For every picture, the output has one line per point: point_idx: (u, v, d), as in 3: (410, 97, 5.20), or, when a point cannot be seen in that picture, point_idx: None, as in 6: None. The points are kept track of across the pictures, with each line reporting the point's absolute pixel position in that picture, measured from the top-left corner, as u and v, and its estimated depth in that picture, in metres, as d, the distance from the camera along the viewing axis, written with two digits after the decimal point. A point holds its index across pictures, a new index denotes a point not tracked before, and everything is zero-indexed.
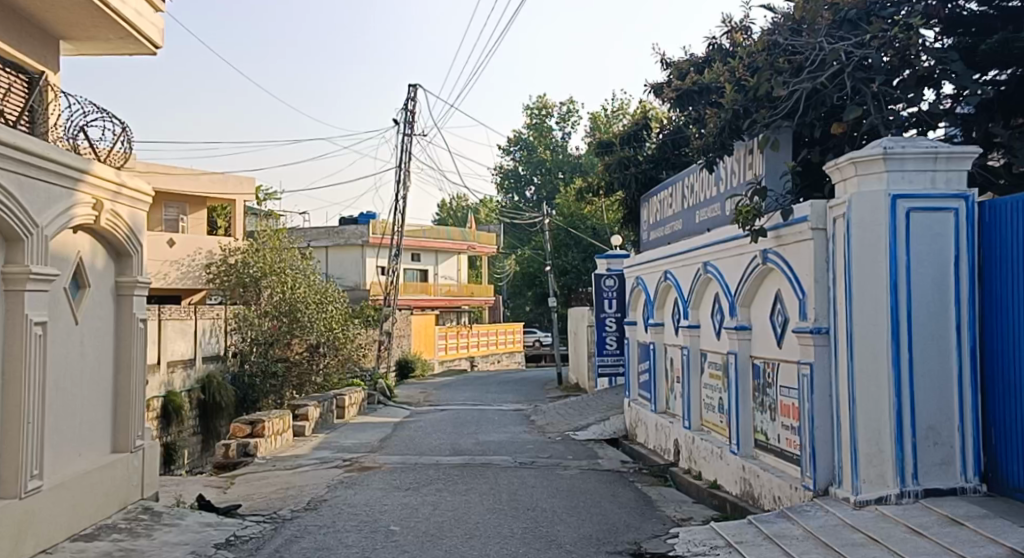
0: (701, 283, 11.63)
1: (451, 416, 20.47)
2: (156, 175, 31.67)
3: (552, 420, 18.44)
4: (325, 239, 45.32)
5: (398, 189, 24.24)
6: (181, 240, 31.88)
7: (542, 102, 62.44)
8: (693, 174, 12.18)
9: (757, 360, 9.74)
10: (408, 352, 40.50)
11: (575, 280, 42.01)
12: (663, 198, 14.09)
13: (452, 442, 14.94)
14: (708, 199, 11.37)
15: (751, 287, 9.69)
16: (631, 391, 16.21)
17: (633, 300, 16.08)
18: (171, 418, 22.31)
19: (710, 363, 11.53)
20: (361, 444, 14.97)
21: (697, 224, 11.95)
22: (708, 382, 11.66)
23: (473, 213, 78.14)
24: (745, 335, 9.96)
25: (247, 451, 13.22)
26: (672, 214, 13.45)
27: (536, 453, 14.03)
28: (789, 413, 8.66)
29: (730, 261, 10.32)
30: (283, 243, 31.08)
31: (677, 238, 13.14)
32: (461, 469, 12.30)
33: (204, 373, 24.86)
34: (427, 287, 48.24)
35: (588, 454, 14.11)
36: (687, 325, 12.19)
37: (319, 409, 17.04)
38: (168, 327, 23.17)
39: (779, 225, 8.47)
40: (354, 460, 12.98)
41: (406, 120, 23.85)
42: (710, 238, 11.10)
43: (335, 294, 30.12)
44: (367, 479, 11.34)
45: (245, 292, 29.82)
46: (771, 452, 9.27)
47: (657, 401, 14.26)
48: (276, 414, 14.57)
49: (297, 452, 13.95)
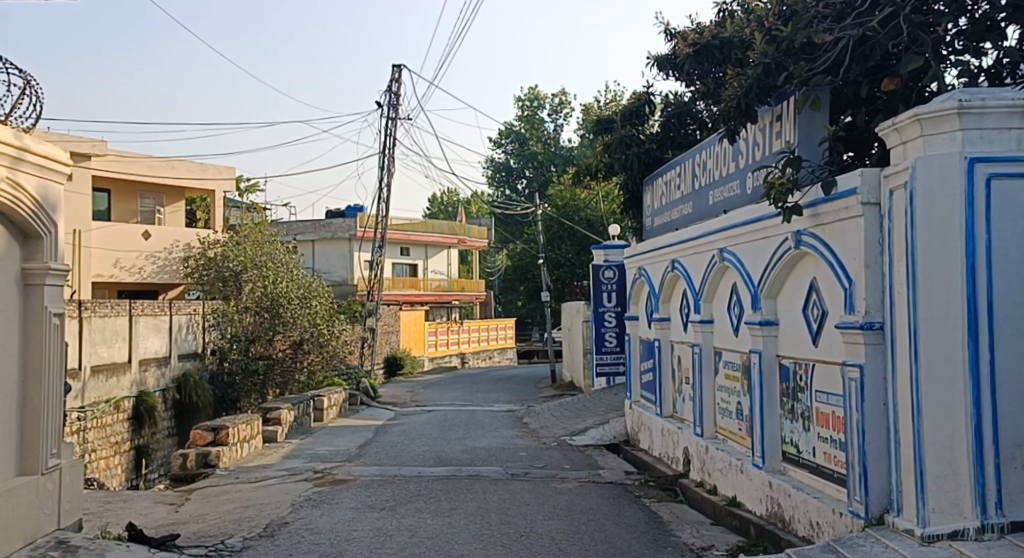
0: (716, 272, 10.33)
1: (437, 418, 19.12)
2: (131, 164, 30.13)
3: (546, 423, 17.10)
4: (311, 232, 43.90)
5: (383, 176, 22.86)
6: (157, 232, 30.37)
7: (533, 93, 61.16)
8: (706, 150, 10.87)
9: (785, 361, 8.45)
10: (397, 348, 39.13)
11: (570, 273, 40.73)
12: (669, 178, 12.78)
13: (437, 450, 13.58)
14: (724, 177, 10.07)
15: (779, 275, 8.39)
16: (633, 392, 14.91)
17: (635, 293, 14.78)
18: (143, 420, 20.92)
19: (728, 363, 10.24)
20: (338, 452, 13.61)
21: (710, 205, 10.65)
22: (724, 384, 10.37)
23: (463, 207, 76.77)
24: (771, 331, 8.65)
25: (209, 461, 11.85)
26: (680, 196, 12.14)
27: (530, 462, 12.69)
28: (829, 423, 7.37)
29: (752, 246, 9.02)
30: (266, 236, 29.64)
31: (686, 223, 11.83)
32: (446, 482, 10.96)
33: (180, 372, 23.48)
34: (417, 282, 46.83)
35: (588, 463, 12.77)
36: (699, 321, 10.89)
37: (293, 412, 15.67)
38: (141, 324, 21.72)
39: (819, 200, 7.17)
40: (327, 472, 11.63)
41: (390, 103, 22.48)
42: (727, 221, 9.80)
43: (320, 289, 28.67)
44: (339, 496, 9.99)
45: (223, 287, 28.35)
46: (804, 469, 7.98)
47: (662, 404, 12.96)
48: (243, 419, 13.19)
49: (266, 462, 12.59)
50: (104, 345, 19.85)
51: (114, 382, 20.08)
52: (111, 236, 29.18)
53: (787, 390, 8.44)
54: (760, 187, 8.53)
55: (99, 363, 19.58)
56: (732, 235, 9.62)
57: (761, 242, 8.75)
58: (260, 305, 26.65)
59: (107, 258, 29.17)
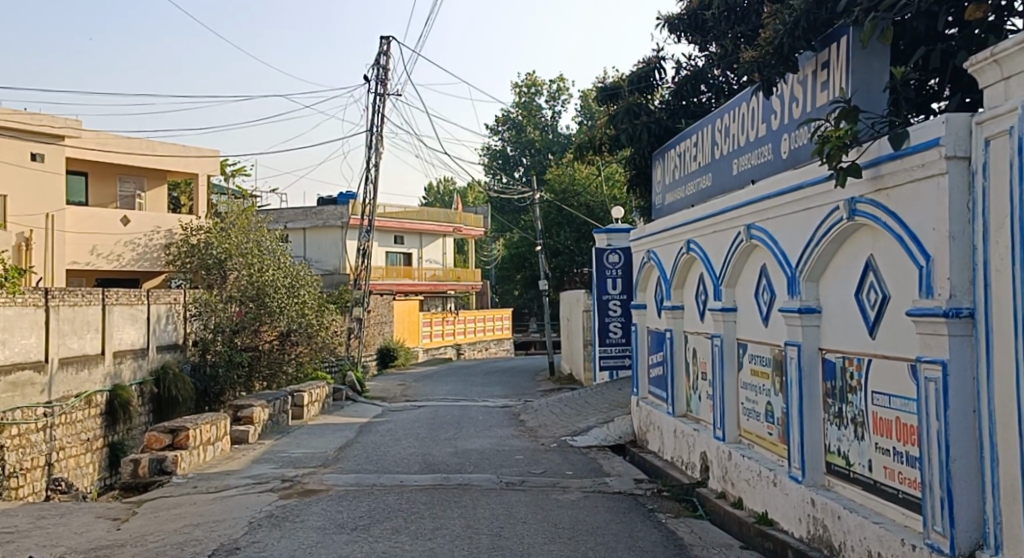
0: (740, 252, 9.00)
1: (428, 414, 17.76)
2: (110, 147, 28.53)
3: (545, 422, 15.71)
4: (302, 220, 42.48)
5: (371, 155, 21.43)
6: (137, 218, 28.93)
7: (530, 78, 59.88)
8: (728, 113, 9.51)
9: (831, 356, 7.12)
10: (390, 339, 37.73)
11: (568, 261, 39.32)
12: (683, 149, 11.41)
13: (423, 453, 12.20)
14: (752, 143, 8.73)
15: (825, 254, 7.03)
16: (641, 387, 13.59)
17: (643, 277, 13.45)
18: (117, 415, 19.54)
19: (755, 357, 8.94)
20: (314, 455, 12.22)
21: (733, 177, 9.32)
22: (750, 381, 9.06)
23: (460, 195, 75.36)
24: (812, 321, 7.31)
25: (165, 468, 10.48)
26: (696, 167, 10.78)
27: (527, 467, 11.32)
28: (894, 432, 6.04)
29: (788, 221, 7.68)
30: (252, 223, 28.21)
31: (703, 198, 10.48)
32: (432, 493, 9.62)
33: (158, 365, 22.03)
34: (411, 271, 45.34)
35: (593, 468, 11.40)
36: (720, 309, 9.57)
37: (268, 410, 14.30)
38: (116, 314, 20.25)
39: (883, 158, 5.82)
40: (298, 479, 10.24)
41: (377, 77, 21.04)
42: (754, 193, 8.47)
43: (309, 277, 27.16)
44: (307, 513, 8.60)
45: (207, 276, 26.84)
46: (857, 485, 6.65)
47: (675, 403, 11.64)
48: (208, 418, 11.83)
49: (231, 467, 11.18)
50: (74, 335, 18.39)
51: (85, 374, 18.66)
52: (88, 222, 27.65)
53: (832, 390, 7.10)
54: (808, 149, 7.14)
55: (69, 355, 18.13)
56: (761, 208, 8.29)
57: (799, 215, 7.41)
58: (245, 293, 25.20)
59: (83, 245, 27.67)
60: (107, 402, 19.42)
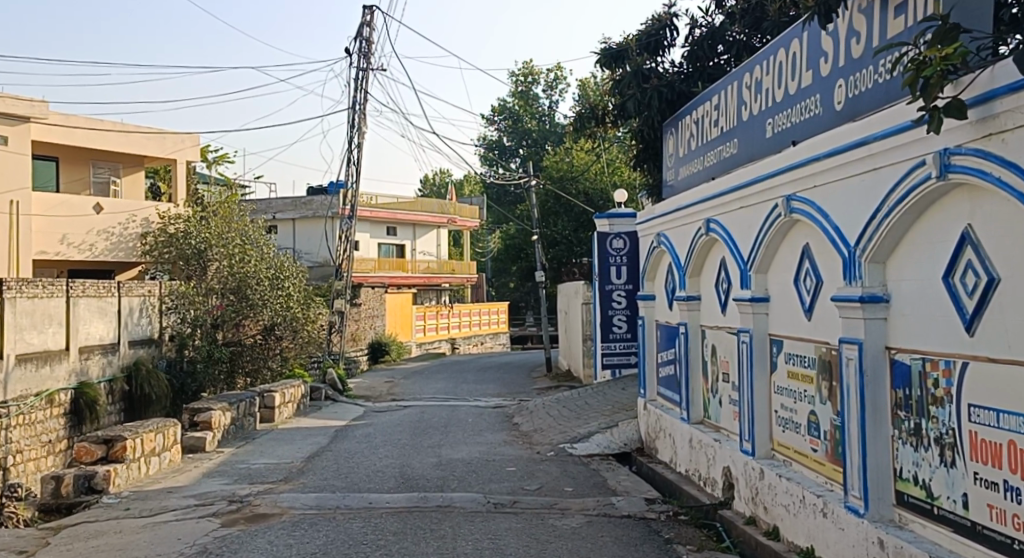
0: (776, 231, 7.45)
1: (413, 417, 16.21)
2: (81, 130, 26.77)
3: (541, 426, 14.12)
4: (290, 210, 40.88)
5: (353, 135, 19.87)
6: (111, 206, 27.19)
7: (528, 66, 58.23)
8: (760, 64, 7.96)
9: (903, 357, 5.57)
10: (382, 333, 36.14)
11: (567, 252, 37.60)
12: (701, 114, 9.85)
13: (401, 466, 10.61)
14: (791, 98, 7.20)
15: (897, 227, 5.49)
16: (649, 389, 12.06)
17: (652, 264, 11.91)
18: (83, 415, 17.58)
19: (794, 357, 7.41)
20: (276, 468, 10.65)
21: (766, 141, 7.79)
22: (788, 385, 7.52)
23: (456, 188, 73.72)
24: (875, 314, 5.77)
25: (94, 486, 8.92)
26: (717, 133, 9.22)
27: (520, 483, 9.75)
28: (1011, 461, 4.51)
29: (845, 188, 6.13)
30: (235, 212, 25.88)
31: (726, 169, 8.95)
32: (404, 518, 8.06)
33: (131, 360, 20.13)
34: (403, 263, 43.66)
35: (596, 483, 9.87)
36: (748, 299, 8.02)
37: (229, 414, 12.75)
38: (82, 306, 18.31)
39: (1000, 90, 4.27)
40: (249, 501, 8.66)
41: (360, 51, 19.42)
42: (794, 157, 6.95)
43: (293, 268, 25.29)
44: (248, 548, 7.03)
45: (186, 267, 24.79)
46: (945, 526, 5.11)
47: (691, 408, 10.13)
48: (153, 425, 10.31)
49: (176, 484, 9.61)
50: (33, 329, 16.44)
51: (46, 371, 16.75)
52: (58, 208, 25.91)
53: (905, 401, 5.55)
54: (886, 91, 5.61)
55: (27, 351, 16.20)
56: (805, 174, 6.75)
57: (862, 178, 5.88)
58: (225, 286, 23.64)
59: (52, 234, 25.87)
60: (73, 401, 17.47)
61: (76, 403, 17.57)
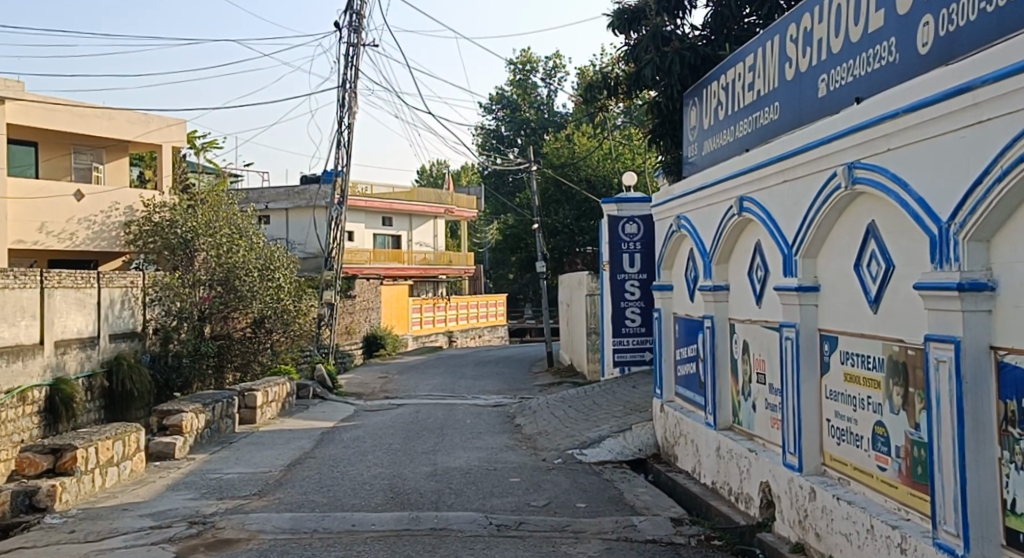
0: (831, 207, 6.28)
1: (407, 417, 15.05)
2: (61, 111, 25.30)
3: (545, 429, 12.97)
4: (284, 200, 39.62)
5: (343, 116, 18.64)
6: (92, 193, 25.82)
7: (526, 54, 57.00)
8: (808, 10, 6.77)
9: (1018, 360, 4.42)
10: (377, 326, 34.93)
11: (568, 241, 36.39)
12: (730, 78, 8.65)
13: (391, 477, 9.45)
14: (854, 46, 6.05)
15: (1014, 192, 4.32)
16: (665, 388, 10.89)
17: (671, 250, 10.72)
18: (58, 414, 15.98)
19: (852, 357, 6.24)
20: (251, 479, 9.48)
21: (818, 101, 6.62)
22: (845, 390, 6.36)
23: (454, 178, 72.48)
24: (979, 305, 4.59)
25: (37, 504, 7.74)
26: (753, 97, 8.03)
27: (526, 498, 8.61)
28: None
29: (933, 149, 4.97)
30: (224, 200, 24.45)
31: (764, 139, 7.77)
32: (392, 544, 6.88)
33: (111, 355, 18.48)
34: (399, 255, 42.40)
35: (611, 498, 8.74)
36: (794, 288, 6.85)
37: (203, 416, 11.54)
38: (58, 298, 16.59)
39: None
40: (213, 523, 7.48)
41: (350, 26, 18.19)
42: (858, 116, 5.79)
43: (285, 258, 24.07)
44: None
45: (171, 257, 22.74)
46: None
47: (717, 413, 8.98)
48: (113, 432, 9.15)
49: (134, 499, 8.43)
50: (4, 322, 14.73)
51: (19, 366, 15.09)
52: (36, 195, 24.56)
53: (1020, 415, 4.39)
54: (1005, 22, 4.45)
55: None
56: (873, 135, 5.58)
57: (957, 134, 4.73)
58: (213, 277, 22.31)
59: (30, 222, 24.49)
60: (46, 399, 15.89)
61: (51, 400, 16.00)
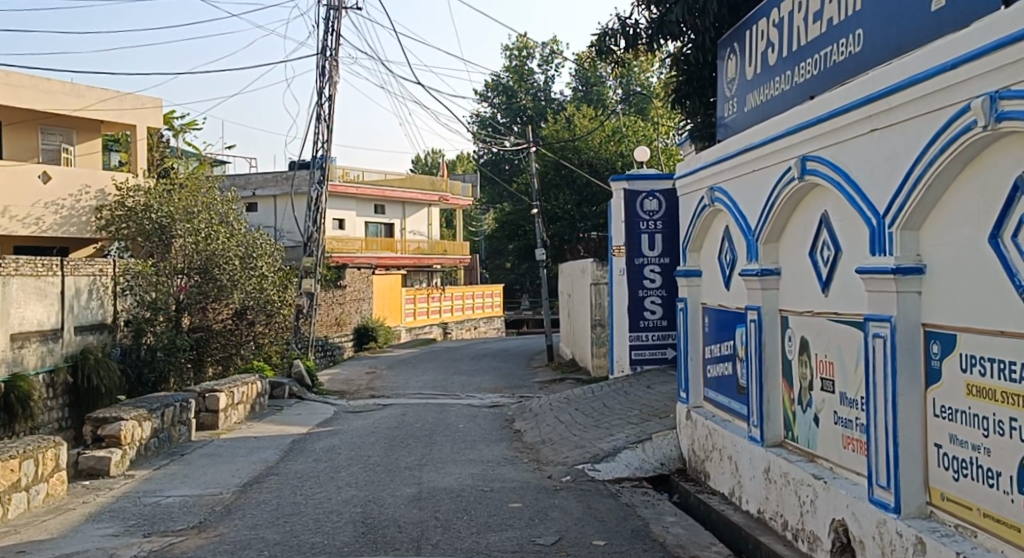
0: (954, 156, 4.59)
1: (392, 421, 13.35)
2: (25, 88, 23.32)
3: (549, 437, 11.31)
4: (271, 186, 37.71)
5: (324, 86, 16.85)
6: (60, 173, 23.68)
7: (522, 39, 55.31)
8: None
9: None
10: (369, 317, 33.17)
11: (568, 228, 34.74)
12: (785, 11, 6.93)
13: (365, 503, 7.76)
14: None
15: None
16: (692, 392, 9.19)
17: (700, 228, 9.01)
18: (14, 413, 13.79)
19: (980, 364, 4.55)
20: (194, 504, 7.78)
21: (932, 16, 5.02)
22: (966, 408, 4.66)
23: (448, 167, 70.71)
24: None
25: None
26: (822, 28, 6.32)
27: (529, 532, 6.93)
28: None
29: None
30: (204, 182, 22.45)
31: (838, 81, 6.09)
32: None
33: (77, 348, 16.53)
34: (393, 243, 40.61)
35: (636, 533, 7.06)
36: (889, 270, 5.13)
37: (147, 425, 9.80)
38: (14, 287, 14.49)
39: None
40: None
41: None
42: (1006, 25, 4.11)
43: (269, 247, 22.18)
44: None
45: (146, 244, 21.09)
46: None
47: (764, 425, 7.28)
48: (21, 447, 7.38)
49: (39, 537, 6.70)
50: None
51: None
52: None
53: None
54: None
55: None
56: None
57: None
58: (190, 264, 20.54)
59: None
60: (1, 397, 13.69)
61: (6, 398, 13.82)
